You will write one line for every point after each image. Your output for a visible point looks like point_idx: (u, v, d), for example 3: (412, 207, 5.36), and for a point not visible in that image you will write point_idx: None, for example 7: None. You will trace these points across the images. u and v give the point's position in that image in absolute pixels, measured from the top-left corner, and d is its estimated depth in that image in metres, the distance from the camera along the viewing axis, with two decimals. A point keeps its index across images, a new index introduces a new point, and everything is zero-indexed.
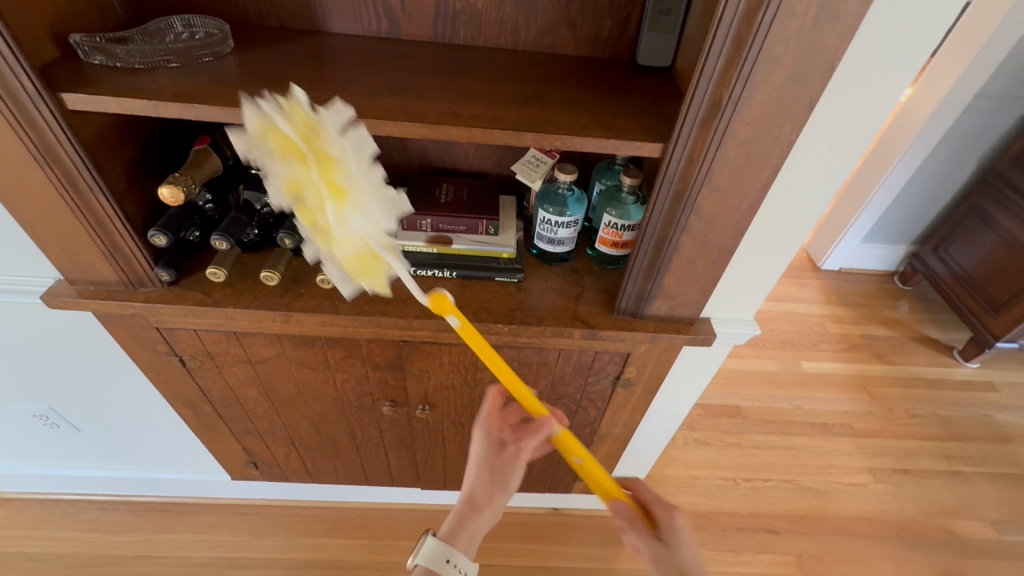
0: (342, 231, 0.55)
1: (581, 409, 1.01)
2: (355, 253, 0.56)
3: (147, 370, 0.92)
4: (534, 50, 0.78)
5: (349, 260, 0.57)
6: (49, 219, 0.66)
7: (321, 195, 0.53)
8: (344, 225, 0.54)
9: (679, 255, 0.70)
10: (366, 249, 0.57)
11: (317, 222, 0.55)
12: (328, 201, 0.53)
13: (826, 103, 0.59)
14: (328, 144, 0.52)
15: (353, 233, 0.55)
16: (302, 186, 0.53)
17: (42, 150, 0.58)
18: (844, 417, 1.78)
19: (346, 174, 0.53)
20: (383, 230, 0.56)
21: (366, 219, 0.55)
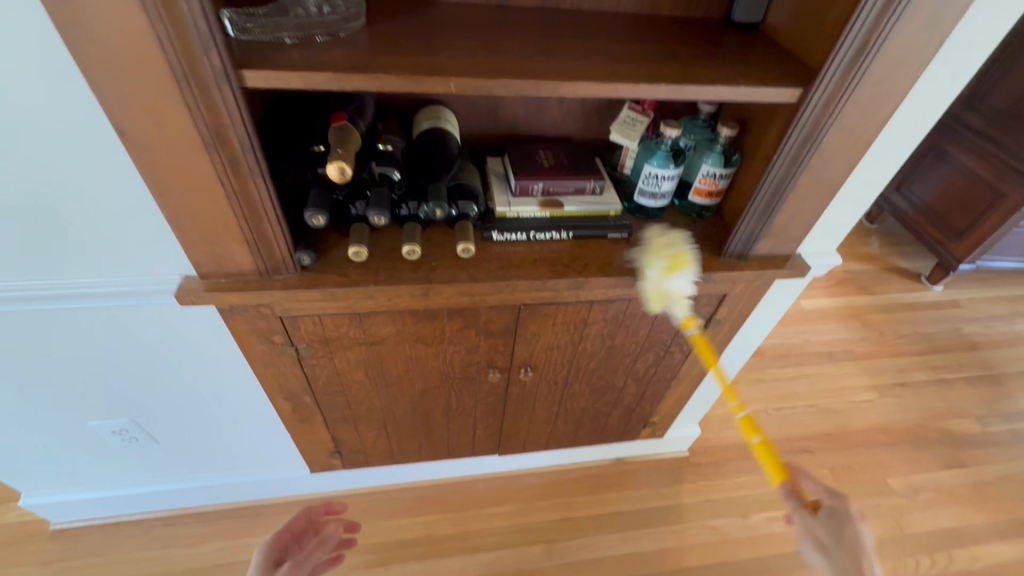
0: (653, 283, 0.82)
1: (668, 354, 1.09)
2: (661, 290, 0.82)
3: (256, 364, 0.90)
4: (632, 11, 0.81)
5: (650, 298, 0.84)
6: (196, 210, 0.63)
7: (664, 260, 0.82)
8: (665, 271, 0.82)
9: (795, 194, 0.78)
10: (666, 292, 0.82)
11: (650, 273, 0.83)
12: (651, 261, 0.83)
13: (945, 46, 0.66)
14: (683, 246, 0.83)
15: (665, 281, 0.82)
16: (644, 258, 0.84)
17: (214, 132, 0.56)
18: (845, 344, 1.97)
19: (683, 255, 0.82)
20: (683, 289, 0.82)
21: (681, 275, 0.81)
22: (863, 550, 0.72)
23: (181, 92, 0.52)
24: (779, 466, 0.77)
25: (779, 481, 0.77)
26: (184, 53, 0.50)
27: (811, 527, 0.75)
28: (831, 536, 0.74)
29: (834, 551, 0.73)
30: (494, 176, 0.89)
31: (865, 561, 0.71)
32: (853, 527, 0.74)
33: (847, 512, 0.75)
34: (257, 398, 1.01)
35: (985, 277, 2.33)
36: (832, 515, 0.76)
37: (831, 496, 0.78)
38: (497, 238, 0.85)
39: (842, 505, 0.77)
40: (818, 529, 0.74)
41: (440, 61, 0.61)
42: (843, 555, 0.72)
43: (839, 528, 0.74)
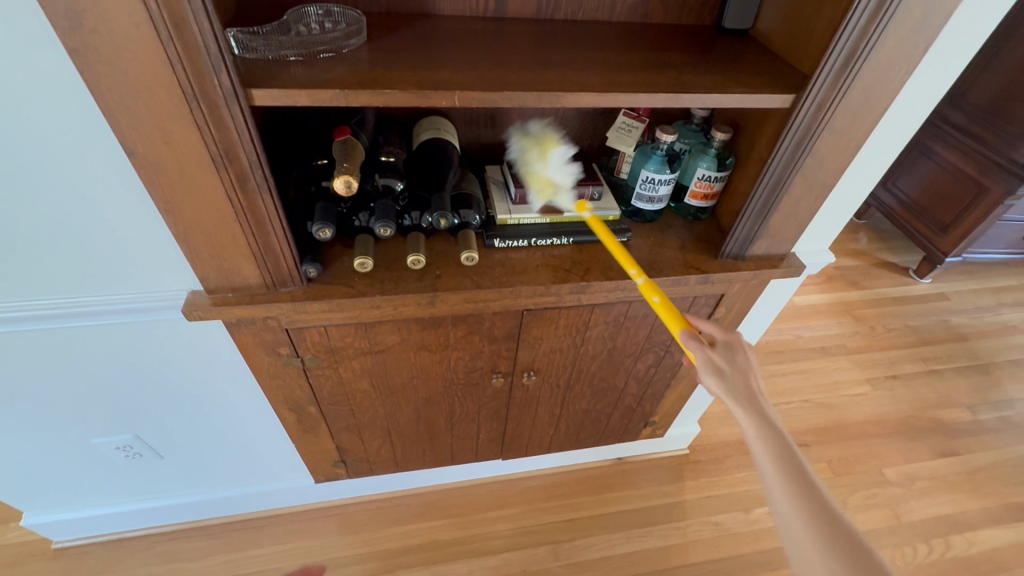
0: (537, 168, 0.86)
1: (668, 354, 1.10)
2: (535, 180, 0.85)
3: (262, 376, 0.90)
4: (626, 21, 0.83)
5: (535, 184, 0.86)
6: (204, 226, 0.64)
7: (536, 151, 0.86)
8: (538, 162, 0.86)
9: (789, 195, 0.80)
10: (551, 180, 0.86)
11: (527, 166, 0.87)
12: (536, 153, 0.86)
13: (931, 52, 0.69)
14: (549, 139, 0.87)
15: (541, 170, 0.86)
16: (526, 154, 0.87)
17: (223, 150, 0.57)
18: (837, 339, 2.00)
19: (547, 147, 0.86)
20: (564, 177, 0.86)
21: (556, 164, 0.86)
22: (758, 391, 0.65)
23: (192, 111, 0.53)
24: (676, 316, 0.72)
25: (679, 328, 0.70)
26: (195, 73, 0.51)
27: (711, 360, 0.66)
28: (729, 366, 0.66)
29: (732, 381, 0.64)
30: (494, 184, 0.91)
31: (762, 399, 0.64)
32: (745, 365, 0.67)
33: (738, 347, 0.69)
34: (262, 409, 1.01)
35: (971, 269, 2.38)
36: (728, 348, 0.69)
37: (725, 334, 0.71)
38: (499, 245, 0.86)
39: (733, 342, 0.69)
40: (718, 363, 0.66)
41: (444, 75, 0.62)
42: (741, 386, 0.64)
43: (734, 362, 0.67)
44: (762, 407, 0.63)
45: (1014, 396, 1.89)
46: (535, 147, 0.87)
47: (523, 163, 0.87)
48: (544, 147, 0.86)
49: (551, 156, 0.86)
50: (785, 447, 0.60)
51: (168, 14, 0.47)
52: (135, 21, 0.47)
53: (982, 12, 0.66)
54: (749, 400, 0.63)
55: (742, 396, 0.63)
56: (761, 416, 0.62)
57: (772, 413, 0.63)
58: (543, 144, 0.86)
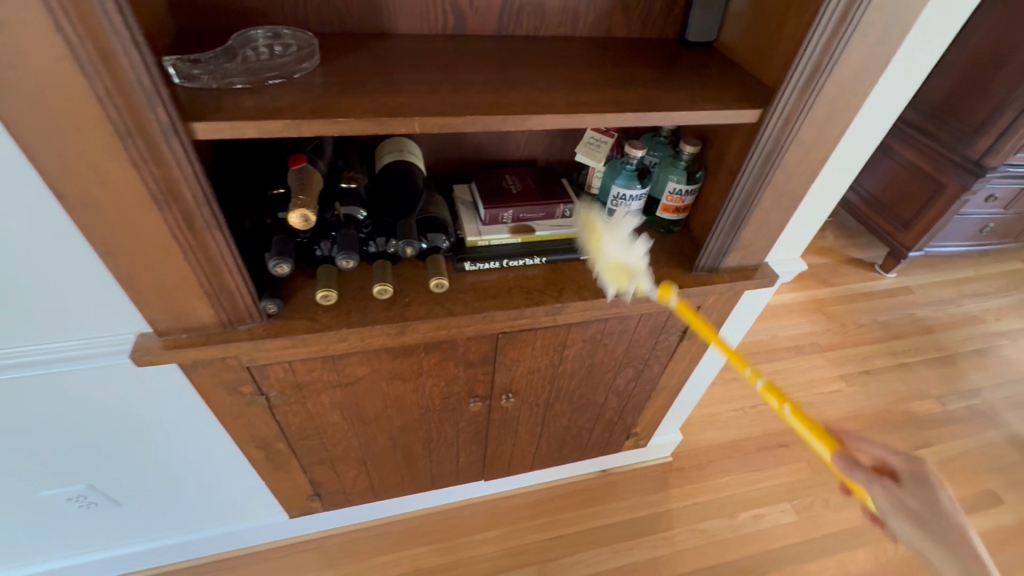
0: (605, 253, 0.78)
1: (647, 367, 1.09)
2: (610, 266, 0.77)
3: (224, 416, 0.85)
4: (589, 35, 0.82)
5: (609, 274, 0.77)
6: (149, 267, 0.60)
7: (598, 238, 0.80)
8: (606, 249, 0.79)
9: (760, 208, 0.80)
10: (619, 264, 0.77)
11: (596, 255, 0.80)
12: (593, 240, 0.81)
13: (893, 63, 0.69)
14: (600, 225, 0.81)
15: (613, 255, 0.78)
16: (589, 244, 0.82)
17: (165, 188, 0.53)
18: (810, 337, 2.04)
19: (602, 232, 0.80)
20: (638, 258, 0.76)
21: (620, 245, 0.78)
22: (951, 513, 0.60)
23: (126, 149, 0.49)
24: (824, 433, 0.61)
25: (829, 452, 0.60)
26: (127, 109, 0.47)
27: (903, 503, 0.60)
28: (924, 503, 0.60)
29: (929, 526, 0.58)
30: (463, 205, 0.88)
31: (960, 525, 0.59)
32: (935, 487, 0.61)
33: (927, 473, 0.62)
34: (226, 448, 0.96)
35: (933, 262, 2.46)
36: (918, 481, 0.62)
37: (906, 458, 0.64)
38: (469, 268, 0.83)
39: (921, 468, 0.63)
40: (907, 503, 0.60)
41: (403, 100, 0.59)
42: (944, 528, 0.58)
43: (925, 496, 0.61)
44: (954, 533, 0.58)
45: (979, 384, 1.95)
46: (590, 233, 0.81)
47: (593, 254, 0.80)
48: (596, 233, 0.80)
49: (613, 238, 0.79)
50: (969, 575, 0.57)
51: (94, 49, 0.43)
52: (53, 57, 0.43)
53: (940, 22, 0.67)
54: (941, 541, 0.58)
55: (942, 534, 0.58)
56: (952, 546, 0.58)
57: (963, 531, 0.58)
58: (595, 233, 0.81)
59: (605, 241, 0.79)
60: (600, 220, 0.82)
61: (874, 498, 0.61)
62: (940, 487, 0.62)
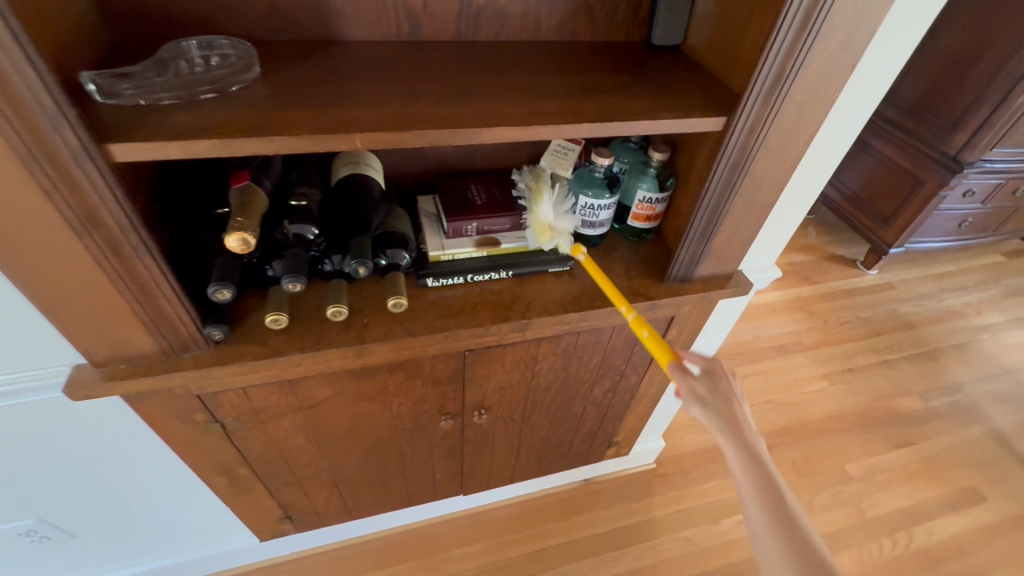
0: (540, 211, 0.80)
1: (624, 378, 1.07)
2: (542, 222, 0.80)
3: (178, 444, 0.81)
4: (552, 39, 0.78)
5: (536, 230, 0.81)
6: (76, 298, 0.56)
7: (542, 196, 0.80)
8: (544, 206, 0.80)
9: (730, 216, 0.77)
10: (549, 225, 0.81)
11: (530, 207, 0.81)
12: (534, 194, 0.80)
13: (862, 66, 0.67)
14: (545, 181, 0.81)
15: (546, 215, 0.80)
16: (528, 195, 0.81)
17: (83, 215, 0.49)
18: (794, 336, 2.03)
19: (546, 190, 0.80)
20: (566, 223, 0.82)
21: (557, 208, 0.81)
22: (733, 400, 0.68)
23: (33, 175, 0.45)
24: (664, 349, 0.70)
25: (667, 360, 0.69)
26: (30, 133, 0.43)
27: (695, 390, 0.68)
28: (715, 394, 0.68)
29: (713, 405, 0.67)
30: (426, 217, 0.85)
31: (740, 412, 0.66)
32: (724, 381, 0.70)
33: (721, 369, 0.70)
34: (186, 476, 0.92)
35: (914, 258, 2.46)
36: (710, 374, 0.70)
37: (706, 358, 0.72)
38: (433, 284, 0.80)
39: (715, 366, 0.71)
40: (699, 390, 0.68)
41: (346, 114, 0.56)
42: (722, 407, 0.67)
43: (717, 388, 0.69)
44: (735, 419, 0.66)
45: (961, 380, 1.96)
46: (532, 188, 0.81)
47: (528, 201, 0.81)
48: (540, 190, 0.80)
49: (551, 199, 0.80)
50: (756, 469, 0.63)
51: None
52: None
53: (909, 23, 0.64)
54: (726, 424, 0.66)
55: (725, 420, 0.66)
56: (734, 430, 0.65)
57: (756, 441, 0.65)
58: (538, 190, 0.80)
59: (545, 202, 0.79)
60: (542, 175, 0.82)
61: (680, 390, 0.69)
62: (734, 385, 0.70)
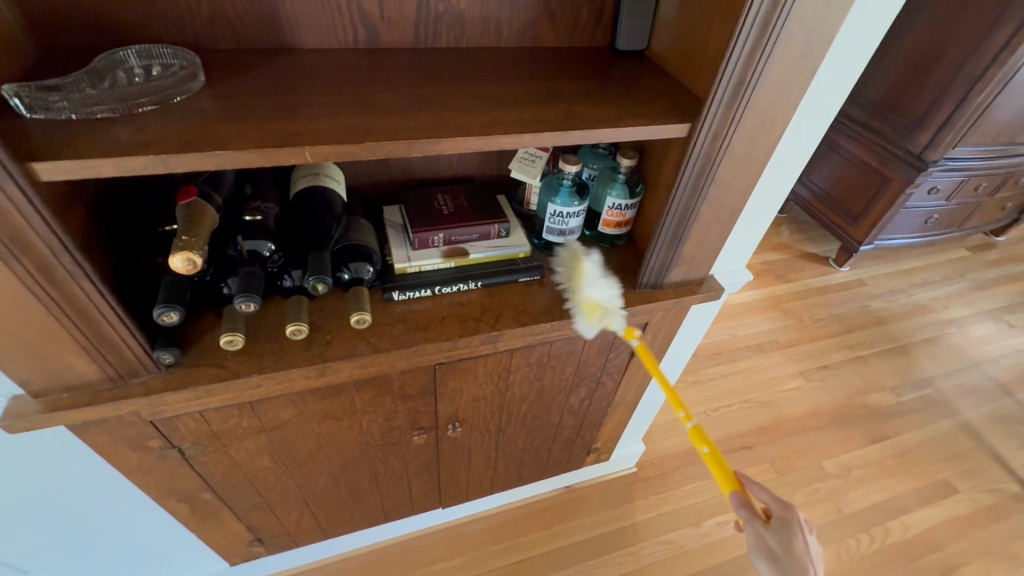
0: (584, 291, 0.79)
1: (600, 385, 1.06)
2: (584, 302, 0.79)
3: (133, 473, 0.77)
4: (515, 45, 0.77)
5: (583, 310, 0.79)
6: (6, 325, 0.52)
7: (583, 276, 0.80)
8: (590, 285, 0.79)
9: (699, 222, 0.77)
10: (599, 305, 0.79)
11: (572, 292, 0.80)
12: (574, 277, 0.81)
13: (823, 71, 0.67)
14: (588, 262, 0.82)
15: (590, 294, 0.79)
16: (566, 277, 0.82)
17: (8, 238, 0.46)
18: (769, 335, 2.05)
19: (588, 271, 0.81)
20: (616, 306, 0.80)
21: (603, 285, 0.80)
22: (807, 556, 0.67)
23: None
24: (729, 476, 0.70)
25: (731, 492, 0.69)
26: None
27: (765, 539, 0.68)
28: (777, 540, 0.68)
29: (785, 562, 0.66)
30: (391, 228, 0.82)
31: (812, 568, 0.66)
32: (797, 532, 0.69)
33: (797, 521, 0.70)
34: (144, 504, 0.87)
35: (884, 254, 2.52)
36: (785, 525, 0.69)
37: (780, 503, 0.72)
38: (399, 297, 0.78)
39: (790, 514, 0.71)
40: (766, 537, 0.68)
41: (295, 125, 0.53)
42: (796, 564, 0.66)
43: (789, 541, 0.68)
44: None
45: (931, 373, 2.00)
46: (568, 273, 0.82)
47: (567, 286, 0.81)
48: (581, 274, 0.80)
49: (599, 280, 0.80)
50: None
51: None
52: None
53: (867, 27, 0.65)
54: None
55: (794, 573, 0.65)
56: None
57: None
58: (579, 272, 0.81)
59: (586, 279, 0.79)
60: (575, 260, 0.83)
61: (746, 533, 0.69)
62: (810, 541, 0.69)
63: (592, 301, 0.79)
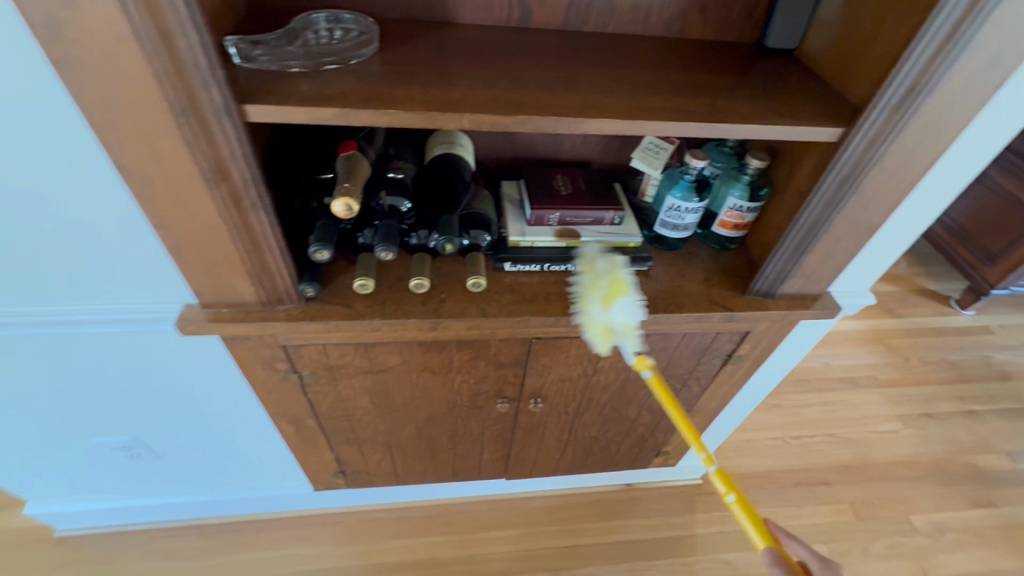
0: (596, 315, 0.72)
1: (686, 387, 1.04)
2: (599, 330, 0.72)
3: (259, 388, 0.88)
4: (660, 34, 0.77)
5: (597, 334, 0.72)
6: (196, 241, 0.61)
7: (598, 293, 0.72)
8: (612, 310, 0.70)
9: (828, 235, 0.74)
10: (612, 330, 0.72)
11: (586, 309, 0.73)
12: (598, 293, 0.72)
13: (1008, 86, 0.61)
14: (613, 272, 0.72)
15: (603, 319, 0.71)
16: (586, 291, 0.73)
17: (214, 168, 0.54)
18: (867, 370, 1.89)
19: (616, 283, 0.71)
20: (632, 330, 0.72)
21: (618, 309, 0.71)
22: None
23: (180, 127, 0.49)
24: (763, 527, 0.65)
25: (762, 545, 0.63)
26: (182, 86, 0.47)
27: None
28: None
29: None
30: (508, 202, 0.86)
31: None
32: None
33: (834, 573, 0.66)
34: (261, 419, 0.99)
35: (1019, 303, 2.22)
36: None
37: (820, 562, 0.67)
38: (509, 269, 0.81)
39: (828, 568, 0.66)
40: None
41: (457, 94, 0.57)
42: None
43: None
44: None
45: None
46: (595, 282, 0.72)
47: (591, 301, 0.72)
48: (609, 288, 0.71)
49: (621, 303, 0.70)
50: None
51: (153, 28, 0.43)
52: (118, 34, 0.43)
53: None
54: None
55: None
56: None
57: None
58: (608, 288, 0.71)
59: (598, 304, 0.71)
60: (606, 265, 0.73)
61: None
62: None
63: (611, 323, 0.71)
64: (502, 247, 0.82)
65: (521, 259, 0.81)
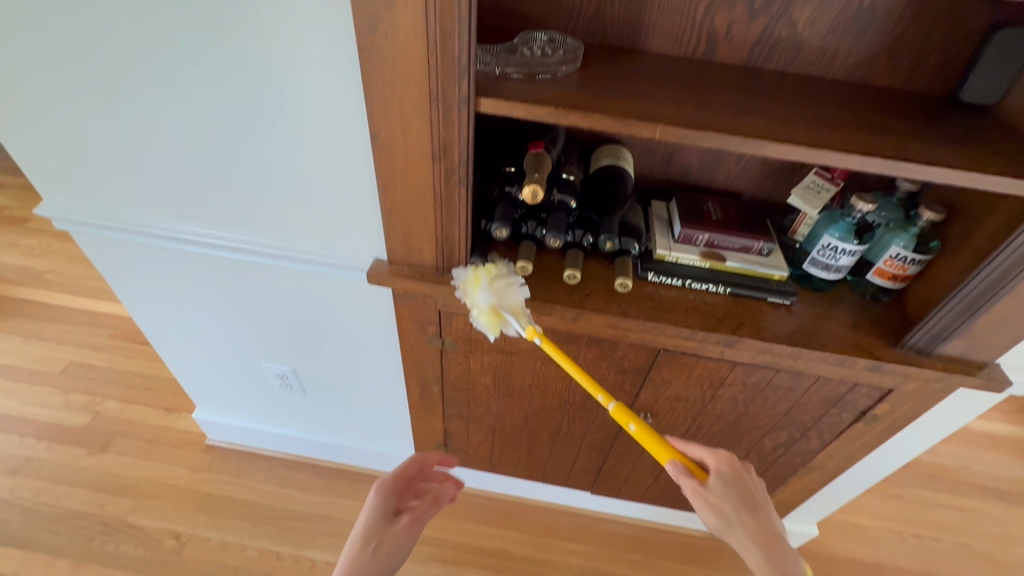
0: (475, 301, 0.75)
1: (805, 438, 1.00)
2: (483, 315, 0.74)
3: (405, 347, 1.00)
4: (844, 79, 0.78)
5: (484, 320, 0.74)
6: (406, 205, 0.74)
7: (468, 285, 0.76)
8: (476, 296, 0.74)
9: (1010, 296, 0.69)
10: (495, 312, 0.74)
11: (469, 301, 0.76)
12: (470, 284, 0.76)
13: None
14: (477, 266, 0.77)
15: (485, 302, 0.74)
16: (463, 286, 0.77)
17: (442, 145, 0.66)
18: (1020, 484, 1.62)
19: (475, 275, 0.75)
20: (515, 304, 0.74)
21: (492, 291, 0.74)
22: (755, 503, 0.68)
23: (431, 108, 0.62)
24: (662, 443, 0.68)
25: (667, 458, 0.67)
26: (443, 77, 0.60)
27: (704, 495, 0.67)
28: (730, 504, 0.67)
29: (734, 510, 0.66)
30: (656, 219, 0.91)
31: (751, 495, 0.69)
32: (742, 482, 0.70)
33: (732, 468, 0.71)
34: (394, 377, 1.12)
35: None
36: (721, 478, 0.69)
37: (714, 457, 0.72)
38: (651, 279, 0.86)
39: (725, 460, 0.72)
40: (713, 500, 0.67)
41: (651, 108, 0.65)
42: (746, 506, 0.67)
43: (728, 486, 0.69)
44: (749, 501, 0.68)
45: None
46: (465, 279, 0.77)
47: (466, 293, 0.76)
48: (474, 280, 0.75)
49: (480, 290, 0.74)
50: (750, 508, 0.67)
51: (440, 29, 0.56)
52: (413, 32, 0.57)
53: None
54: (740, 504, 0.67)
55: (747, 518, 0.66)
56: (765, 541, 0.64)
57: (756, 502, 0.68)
58: (472, 281, 0.75)
59: (477, 289, 0.74)
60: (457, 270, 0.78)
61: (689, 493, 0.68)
62: (749, 476, 0.72)
63: (494, 305, 0.74)
64: (648, 258, 0.87)
65: (664, 270, 0.86)
